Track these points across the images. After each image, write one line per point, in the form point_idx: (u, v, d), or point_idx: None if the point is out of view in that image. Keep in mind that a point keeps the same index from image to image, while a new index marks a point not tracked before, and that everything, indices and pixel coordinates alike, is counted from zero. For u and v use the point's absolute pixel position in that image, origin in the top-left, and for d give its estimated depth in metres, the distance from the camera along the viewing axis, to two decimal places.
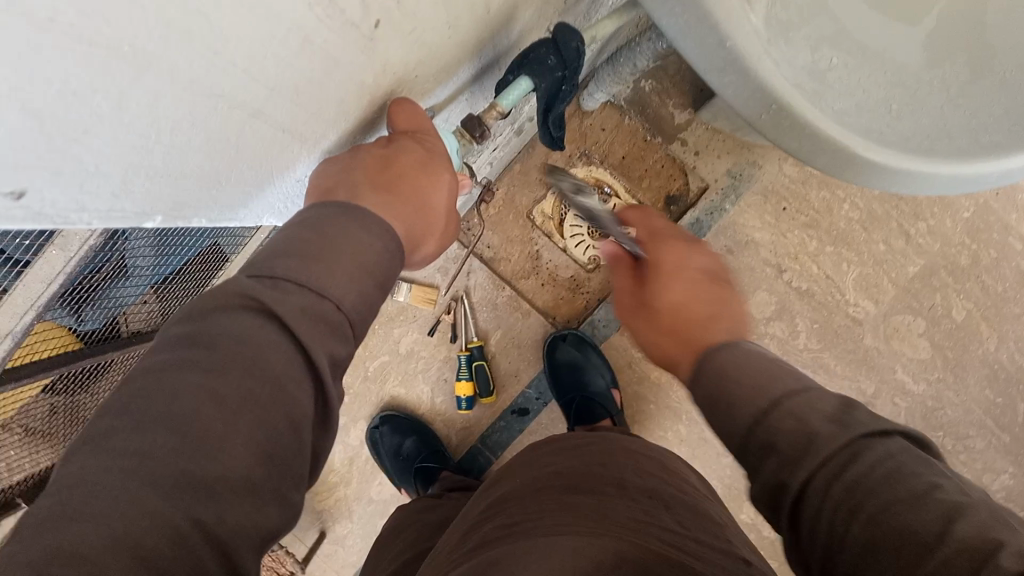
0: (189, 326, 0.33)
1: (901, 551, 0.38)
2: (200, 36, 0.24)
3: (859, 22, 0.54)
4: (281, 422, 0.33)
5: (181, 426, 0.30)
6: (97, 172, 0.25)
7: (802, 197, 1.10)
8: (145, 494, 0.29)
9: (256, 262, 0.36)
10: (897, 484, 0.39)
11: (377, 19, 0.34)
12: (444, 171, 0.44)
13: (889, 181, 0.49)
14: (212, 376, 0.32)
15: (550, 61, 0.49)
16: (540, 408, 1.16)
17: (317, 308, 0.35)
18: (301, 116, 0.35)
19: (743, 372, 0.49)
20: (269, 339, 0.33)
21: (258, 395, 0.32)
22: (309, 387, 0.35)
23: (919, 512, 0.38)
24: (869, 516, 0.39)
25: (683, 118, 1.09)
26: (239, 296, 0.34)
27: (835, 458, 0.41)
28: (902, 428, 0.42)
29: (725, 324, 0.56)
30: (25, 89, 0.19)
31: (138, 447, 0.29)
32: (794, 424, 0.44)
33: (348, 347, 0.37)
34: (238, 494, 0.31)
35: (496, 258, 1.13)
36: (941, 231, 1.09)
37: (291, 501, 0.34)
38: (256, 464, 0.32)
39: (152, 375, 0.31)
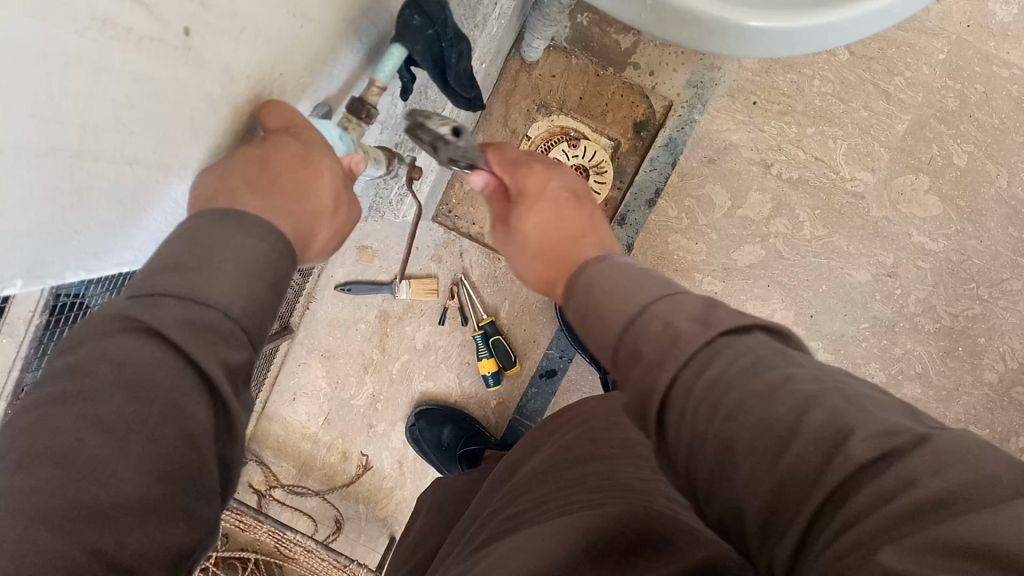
0: (69, 357, 0.32)
1: (757, 449, 0.34)
2: None
3: None
4: (178, 439, 0.32)
5: (67, 458, 0.29)
6: None
7: (770, 86, 1.06)
8: (34, 530, 0.28)
9: (134, 282, 0.35)
10: (751, 375, 0.35)
11: (187, 28, 0.33)
12: (327, 157, 0.43)
13: (789, 43, 0.47)
14: (95, 405, 0.31)
15: (416, 22, 0.49)
16: (566, 365, 1.15)
17: (201, 317, 0.34)
18: (144, 144, 0.35)
19: (609, 283, 0.44)
20: (154, 357, 0.32)
21: (145, 416, 0.31)
22: (204, 401, 0.33)
23: (772, 404, 0.34)
24: (726, 414, 0.35)
25: (628, 42, 1.06)
26: (118, 318, 0.33)
27: (699, 356, 0.36)
28: (764, 324, 0.38)
29: (589, 238, 0.57)
30: None
31: (26, 484, 0.29)
32: (657, 318, 0.39)
33: (246, 354, 0.36)
34: (137, 517, 0.31)
35: (483, 233, 1.13)
36: (921, 80, 1.04)
37: (202, 516, 0.34)
38: (155, 485, 0.31)
39: (35, 413, 0.30)
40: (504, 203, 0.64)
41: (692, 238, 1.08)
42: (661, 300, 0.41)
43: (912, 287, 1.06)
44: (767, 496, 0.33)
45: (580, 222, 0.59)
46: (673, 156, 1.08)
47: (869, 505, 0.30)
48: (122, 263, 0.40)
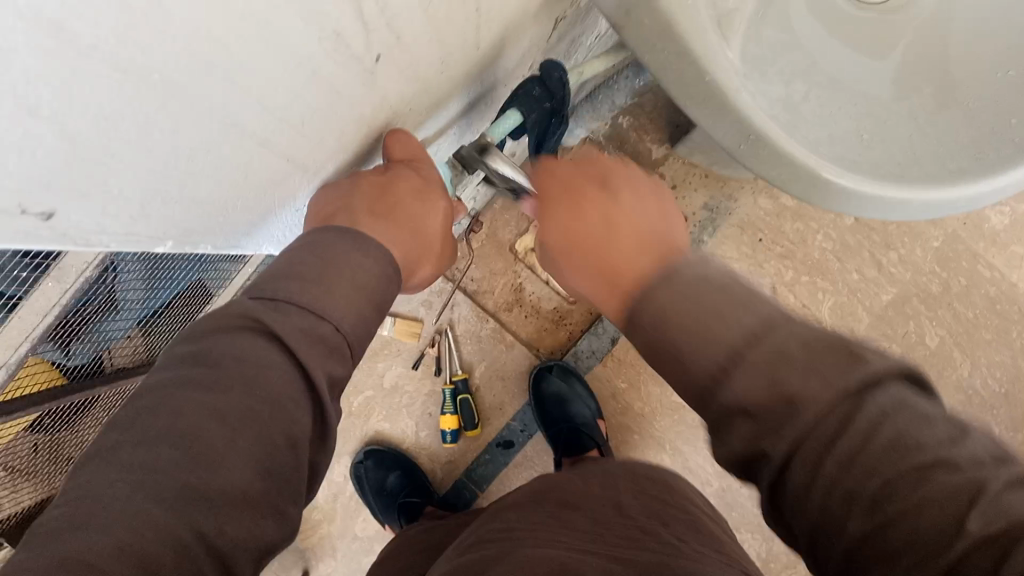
0: (194, 346, 0.34)
1: (919, 534, 0.30)
2: (222, 67, 0.25)
3: (830, 58, 0.56)
4: (282, 440, 0.33)
5: (185, 441, 0.31)
6: (115, 197, 0.26)
7: (777, 227, 1.13)
8: (149, 504, 0.29)
9: (258, 283, 0.38)
10: (903, 442, 0.31)
11: (378, 55, 0.36)
12: (438, 198, 0.47)
13: (858, 205, 0.51)
14: (215, 395, 0.32)
15: (536, 93, 0.51)
16: (524, 440, 1.16)
17: (315, 329, 0.37)
18: (304, 146, 0.37)
19: (689, 297, 0.38)
20: (272, 359, 0.34)
21: (258, 412, 0.33)
22: (308, 405, 0.35)
23: (936, 485, 0.30)
24: (875, 484, 0.31)
25: (660, 153, 1.11)
26: (244, 318, 0.35)
27: (861, 418, 0.31)
28: (899, 365, 0.33)
29: (626, 209, 0.47)
30: (66, 112, 0.20)
31: (143, 460, 0.30)
32: (756, 374, 0.34)
33: (345, 368, 0.39)
34: (239, 506, 0.31)
35: (479, 291, 1.13)
36: (912, 260, 1.12)
37: (288, 516, 0.34)
38: (256, 478, 0.32)
39: (157, 395, 0.32)
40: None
41: None
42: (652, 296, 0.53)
43: None
44: (859, 540, 0.31)
45: (609, 203, 0.47)
46: None
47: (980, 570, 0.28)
48: (252, 253, 0.44)
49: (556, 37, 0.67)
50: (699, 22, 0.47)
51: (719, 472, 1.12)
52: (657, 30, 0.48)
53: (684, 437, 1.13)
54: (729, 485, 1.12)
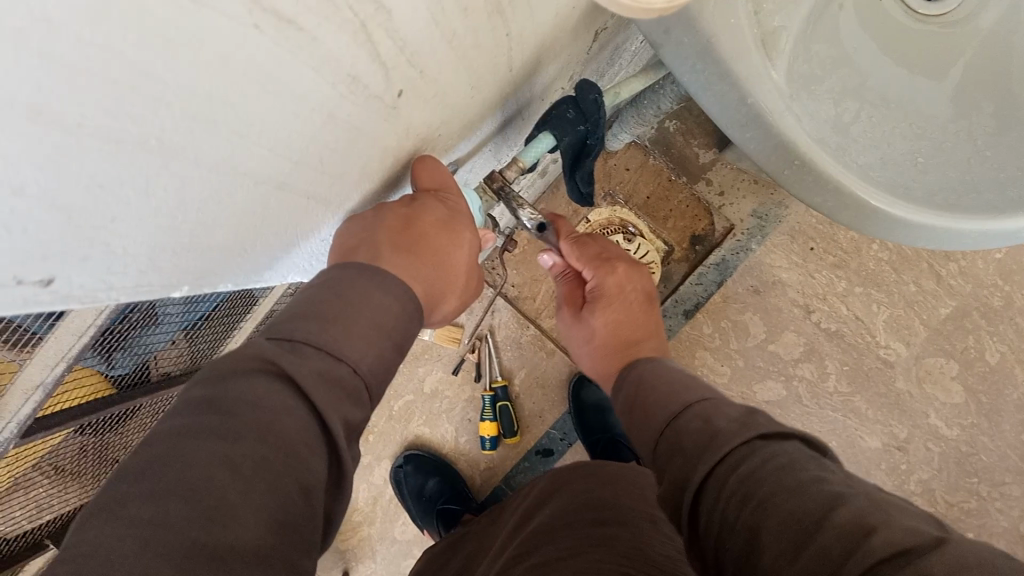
0: (208, 390, 0.33)
1: (782, 537, 0.38)
2: (227, 124, 0.24)
3: (884, 75, 0.53)
4: (295, 490, 0.33)
5: (196, 495, 0.30)
6: (120, 254, 0.25)
7: (830, 237, 1.08)
8: (157, 564, 0.28)
9: (277, 324, 0.37)
10: (779, 473, 0.40)
11: (400, 91, 0.35)
12: (467, 228, 0.46)
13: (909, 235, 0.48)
14: (228, 445, 0.31)
15: (570, 115, 0.50)
16: (565, 449, 1.15)
17: (333, 372, 0.36)
18: (325, 181, 0.36)
19: (661, 386, 0.54)
20: (287, 404, 0.34)
21: (271, 461, 0.32)
22: (323, 451, 0.35)
23: (803, 499, 0.38)
24: (747, 497, 0.40)
25: (707, 158, 1.08)
26: (259, 358, 0.35)
27: (736, 453, 0.43)
28: (800, 433, 0.44)
29: (653, 348, 0.66)
30: (54, 182, 0.20)
31: (153, 516, 0.29)
32: (694, 419, 0.48)
33: (364, 411, 0.38)
34: (250, 564, 0.30)
35: (520, 297, 1.11)
36: (974, 272, 1.07)
37: (300, 570, 0.33)
38: (268, 533, 0.31)
39: (169, 442, 0.31)
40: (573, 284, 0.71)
41: (720, 359, 1.11)
42: (644, 368, 0.58)
43: (917, 467, 1.07)
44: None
45: (642, 328, 0.67)
46: (721, 276, 1.09)
47: None
48: (274, 280, 0.43)
49: (595, 50, 0.65)
50: (743, 38, 0.45)
51: None
52: (696, 53, 0.45)
53: None
54: None
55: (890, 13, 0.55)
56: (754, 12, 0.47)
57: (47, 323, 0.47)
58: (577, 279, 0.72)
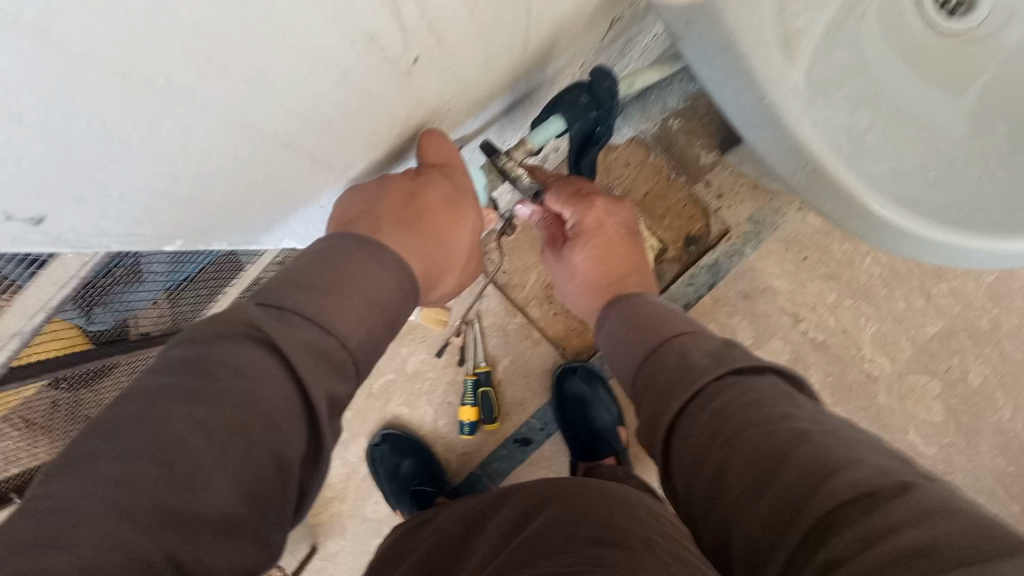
0: (190, 352, 0.32)
1: (746, 473, 0.38)
2: (237, 68, 0.23)
3: (901, 88, 0.53)
4: (269, 462, 0.31)
5: (167, 457, 0.28)
6: (116, 201, 0.24)
7: (825, 247, 1.08)
8: (122, 526, 0.26)
9: (266, 290, 0.36)
10: (748, 409, 0.40)
11: (415, 57, 0.34)
12: (469, 207, 0.45)
13: (913, 248, 0.47)
14: (205, 409, 0.30)
15: (583, 101, 0.49)
16: (543, 440, 1.14)
17: (320, 344, 0.35)
18: (330, 146, 0.35)
19: (638, 324, 0.53)
20: (270, 373, 0.32)
21: (248, 429, 0.31)
22: (302, 425, 0.33)
23: (769, 436, 0.38)
24: (716, 433, 0.41)
25: (709, 160, 1.06)
26: (245, 326, 0.34)
27: (708, 388, 0.43)
28: (774, 366, 0.44)
29: (636, 281, 0.63)
30: (50, 112, 0.18)
31: (121, 474, 0.27)
32: (670, 355, 0.47)
33: (349, 387, 0.37)
34: (218, 532, 0.29)
35: (509, 284, 1.09)
36: (963, 293, 1.07)
37: (269, 543, 0.32)
38: (240, 503, 0.30)
39: (145, 402, 0.30)
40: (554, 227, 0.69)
41: None
42: (629, 302, 0.56)
43: None
44: (759, 515, 0.36)
45: (627, 265, 0.64)
46: (712, 279, 1.08)
47: (853, 538, 0.32)
48: (271, 243, 0.42)
49: (609, 38, 0.64)
50: (768, 37, 0.44)
51: None
52: (718, 49, 0.45)
53: None
54: None
55: (910, 27, 0.55)
56: (781, 11, 0.45)
57: (29, 271, 0.46)
58: (557, 221, 0.69)
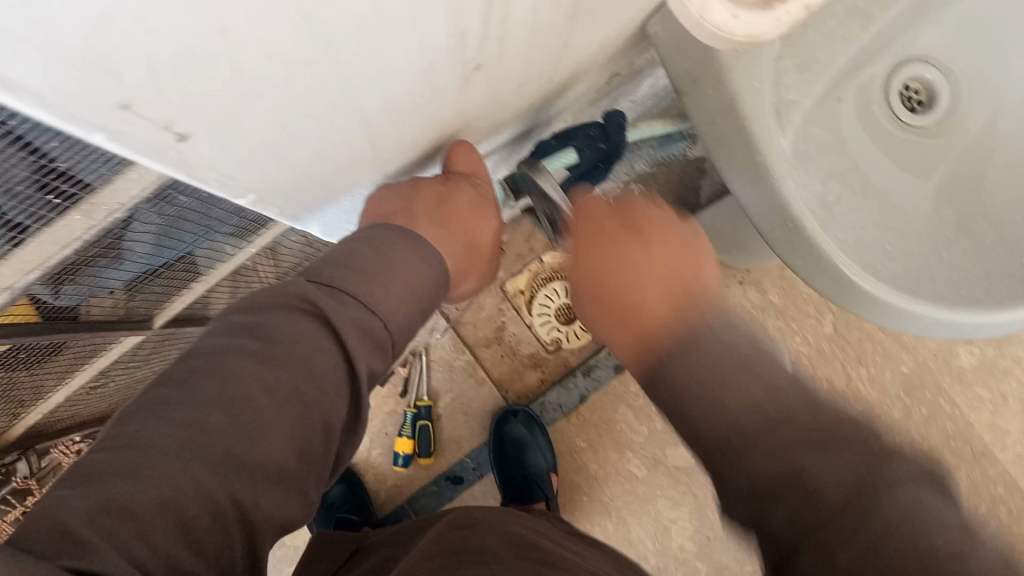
0: (248, 317, 0.34)
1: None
2: (370, 37, 0.26)
3: (870, 164, 0.59)
4: (318, 425, 0.33)
5: (236, 408, 0.31)
6: (239, 138, 0.26)
7: (760, 321, 1.06)
8: (195, 466, 0.29)
9: (315, 267, 0.38)
10: (823, 447, 0.30)
11: (479, 65, 0.37)
12: (491, 218, 0.49)
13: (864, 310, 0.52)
14: (266, 368, 0.32)
15: (591, 132, 0.54)
16: (475, 480, 1.11)
17: (365, 322, 0.37)
18: (390, 134, 0.38)
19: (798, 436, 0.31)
20: (320, 342, 0.35)
21: (304, 393, 0.33)
22: (346, 392, 0.36)
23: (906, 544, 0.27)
24: (797, 469, 0.30)
25: None
26: (299, 298, 0.36)
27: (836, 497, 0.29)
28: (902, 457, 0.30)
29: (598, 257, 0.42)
30: (241, 40, 0.21)
31: (194, 419, 0.30)
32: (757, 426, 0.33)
33: (384, 364, 0.39)
34: (273, 482, 0.31)
35: (461, 321, 1.09)
36: (880, 380, 1.05)
37: (310, 500, 0.34)
38: (292, 458, 0.32)
39: (211, 357, 0.32)
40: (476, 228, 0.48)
41: (639, 423, 1.07)
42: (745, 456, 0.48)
43: None
44: None
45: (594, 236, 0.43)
46: None
47: None
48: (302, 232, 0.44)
49: (607, 91, 0.68)
50: (765, 106, 0.49)
51: (659, 549, 1.05)
52: (720, 108, 0.50)
53: (631, 507, 1.06)
54: (668, 565, 1.04)
55: (878, 118, 0.60)
56: (775, 82, 0.51)
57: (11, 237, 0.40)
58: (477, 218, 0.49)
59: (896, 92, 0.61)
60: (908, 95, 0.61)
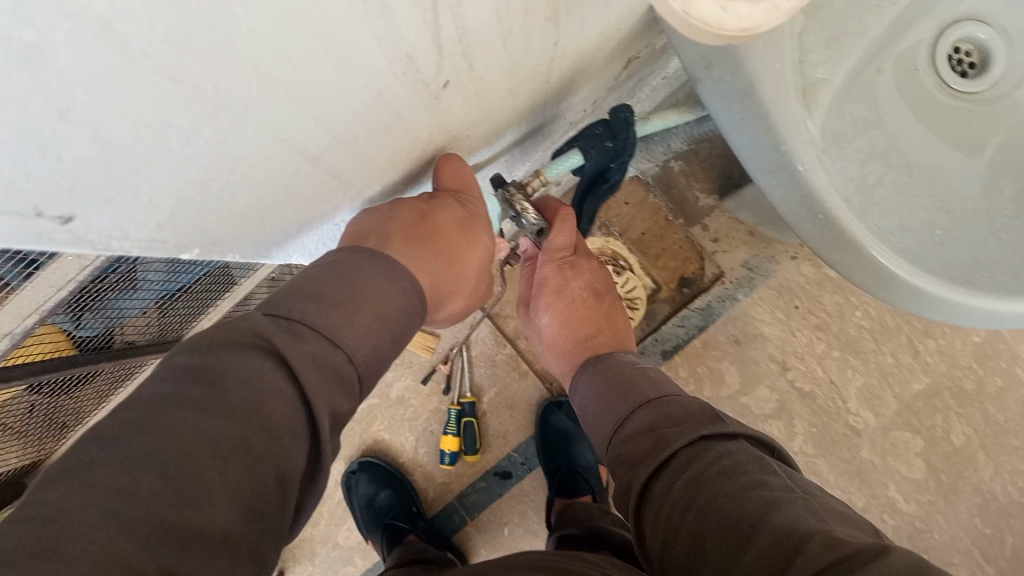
0: (197, 359, 0.31)
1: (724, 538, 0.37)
2: (282, 83, 0.23)
3: (912, 139, 0.53)
4: (271, 478, 0.31)
5: (171, 469, 0.28)
6: (146, 205, 0.24)
7: (816, 297, 0.99)
8: (124, 539, 0.26)
9: (275, 300, 0.35)
10: (671, 420, 0.47)
11: (446, 82, 0.33)
12: (482, 231, 0.46)
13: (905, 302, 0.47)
14: (211, 421, 0.29)
15: (597, 131, 0.51)
16: (524, 474, 1.07)
17: (327, 357, 0.34)
18: (354, 164, 0.34)
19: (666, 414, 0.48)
20: (275, 387, 0.32)
21: (253, 443, 0.30)
22: (305, 441, 0.33)
23: (741, 503, 0.38)
24: (657, 437, 0.46)
25: (707, 204, 0.99)
26: (254, 333, 0.33)
27: (680, 456, 0.44)
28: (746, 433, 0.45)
29: (449, 273, 0.43)
30: (96, 111, 0.18)
31: (124, 484, 0.27)
32: (645, 418, 0.48)
33: (353, 403, 0.36)
34: (217, 550, 0.28)
35: (502, 314, 1.05)
36: (949, 352, 0.98)
37: (265, 562, 0.31)
38: (239, 520, 0.29)
39: (150, 411, 0.29)
40: (468, 240, 0.44)
41: None
42: (601, 365, 0.58)
43: None
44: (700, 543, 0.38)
45: (447, 245, 0.43)
46: (703, 322, 0.99)
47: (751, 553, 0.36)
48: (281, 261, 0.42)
49: (625, 75, 0.63)
50: (789, 87, 0.43)
51: None
52: (739, 91, 0.44)
53: None
54: None
55: (924, 85, 0.54)
56: (799, 60, 0.45)
57: (16, 273, 0.41)
58: (474, 224, 0.44)
59: (943, 56, 0.55)
60: (958, 59, 0.55)
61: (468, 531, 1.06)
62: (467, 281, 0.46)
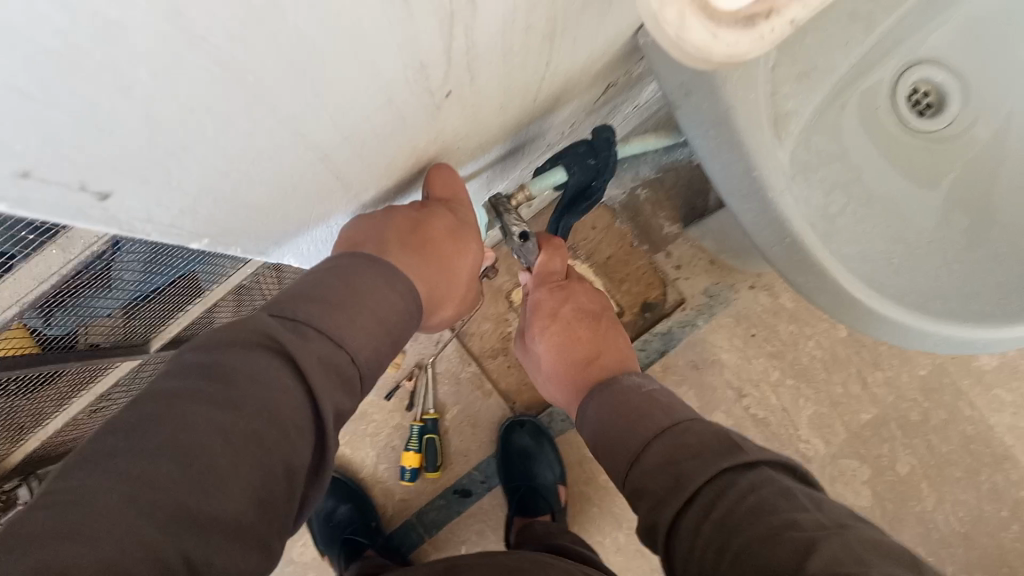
0: (205, 356, 0.32)
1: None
2: (312, 80, 0.24)
3: (873, 173, 0.56)
4: (280, 470, 0.31)
5: (185, 458, 0.28)
6: (176, 188, 0.25)
7: (772, 326, 1.03)
8: (141, 523, 0.26)
9: (279, 301, 0.36)
10: (689, 451, 0.46)
11: (449, 91, 0.35)
12: (472, 240, 0.47)
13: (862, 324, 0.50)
14: (223, 413, 0.30)
15: (580, 150, 0.53)
16: (483, 492, 1.07)
17: (331, 357, 0.35)
18: (356, 167, 0.36)
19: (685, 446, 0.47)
20: (284, 383, 0.33)
21: (263, 436, 0.31)
22: (310, 436, 0.34)
23: (777, 547, 0.38)
24: (678, 472, 0.46)
25: (671, 231, 1.02)
26: (261, 333, 0.34)
27: (702, 493, 0.44)
28: (776, 459, 0.45)
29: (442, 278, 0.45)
30: (154, 90, 0.19)
31: (142, 471, 0.27)
32: (663, 448, 0.48)
33: (353, 400, 0.37)
34: (227, 536, 0.29)
35: (468, 332, 1.06)
36: (896, 384, 1.02)
37: (272, 551, 0.31)
38: (250, 508, 0.30)
39: (164, 404, 0.30)
40: (458, 247, 0.46)
41: None
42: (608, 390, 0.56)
43: None
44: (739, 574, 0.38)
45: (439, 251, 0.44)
46: (665, 346, 1.01)
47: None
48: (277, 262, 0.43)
49: (603, 100, 0.66)
50: (758, 117, 0.46)
51: None
52: (714, 118, 0.46)
53: None
54: None
55: (885, 124, 0.58)
56: (772, 93, 0.48)
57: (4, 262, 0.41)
58: (464, 232, 0.46)
59: (903, 95, 0.58)
60: (917, 99, 0.59)
61: (426, 548, 1.06)
62: (457, 287, 0.48)
